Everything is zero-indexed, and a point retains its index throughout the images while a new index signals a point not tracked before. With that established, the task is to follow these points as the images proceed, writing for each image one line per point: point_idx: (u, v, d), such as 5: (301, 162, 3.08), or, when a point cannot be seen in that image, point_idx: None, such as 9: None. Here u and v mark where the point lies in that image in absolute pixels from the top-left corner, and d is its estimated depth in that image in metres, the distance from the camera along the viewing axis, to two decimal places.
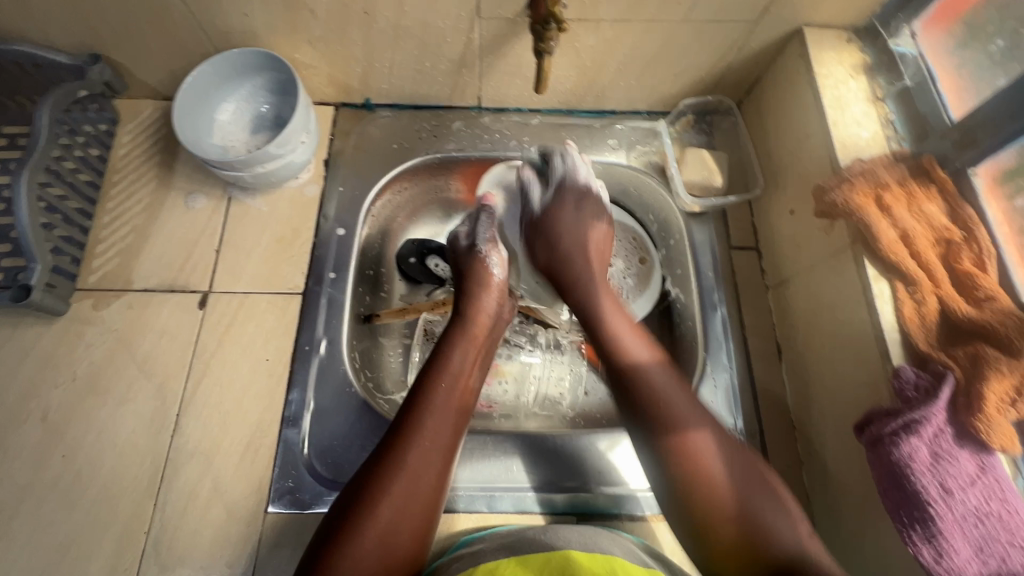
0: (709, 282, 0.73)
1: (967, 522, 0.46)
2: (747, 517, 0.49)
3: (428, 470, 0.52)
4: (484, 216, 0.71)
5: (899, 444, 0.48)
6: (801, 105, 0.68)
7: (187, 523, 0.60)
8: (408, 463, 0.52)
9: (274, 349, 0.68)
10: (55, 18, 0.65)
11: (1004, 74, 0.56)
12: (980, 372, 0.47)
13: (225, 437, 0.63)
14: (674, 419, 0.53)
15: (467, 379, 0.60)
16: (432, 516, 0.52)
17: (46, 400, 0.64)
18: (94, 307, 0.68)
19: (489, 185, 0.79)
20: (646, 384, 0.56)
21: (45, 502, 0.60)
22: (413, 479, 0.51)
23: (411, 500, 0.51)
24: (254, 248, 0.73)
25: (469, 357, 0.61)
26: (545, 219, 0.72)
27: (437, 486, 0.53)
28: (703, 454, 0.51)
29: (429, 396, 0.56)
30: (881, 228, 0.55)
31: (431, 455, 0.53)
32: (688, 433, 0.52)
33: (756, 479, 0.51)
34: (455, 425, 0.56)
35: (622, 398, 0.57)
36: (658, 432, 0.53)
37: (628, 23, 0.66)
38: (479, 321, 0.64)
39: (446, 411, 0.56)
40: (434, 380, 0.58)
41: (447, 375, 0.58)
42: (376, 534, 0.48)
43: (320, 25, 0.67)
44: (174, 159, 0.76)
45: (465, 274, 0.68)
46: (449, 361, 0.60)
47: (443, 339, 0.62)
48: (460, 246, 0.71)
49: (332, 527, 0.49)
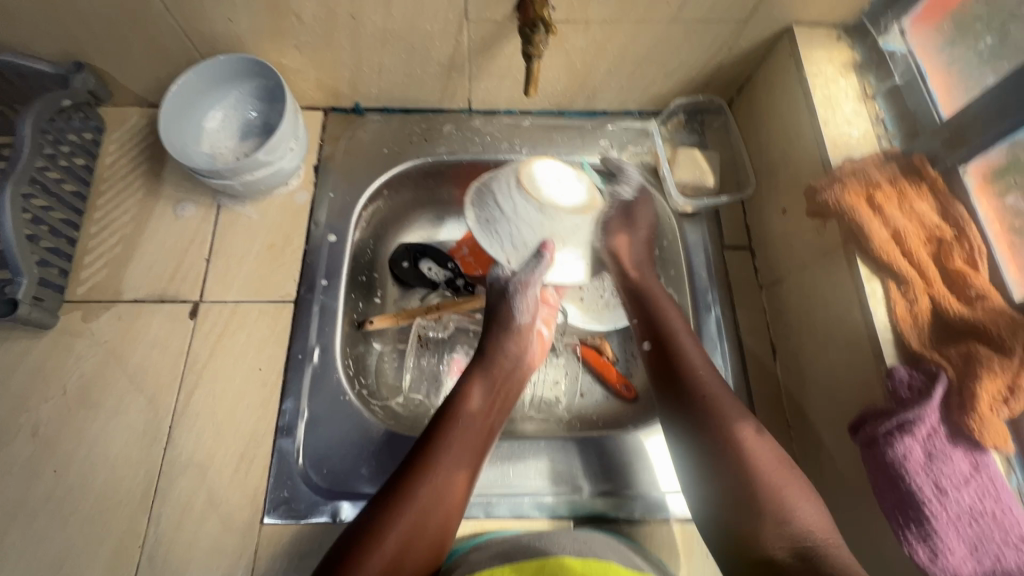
0: (703, 282, 0.73)
1: (961, 521, 0.46)
2: (750, 476, 0.54)
3: (440, 505, 0.54)
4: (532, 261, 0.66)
5: (893, 445, 0.48)
6: (792, 104, 0.68)
7: (182, 535, 0.59)
8: (420, 495, 0.53)
9: (267, 359, 0.67)
10: (37, 27, 0.64)
11: (993, 73, 0.55)
12: (973, 371, 0.47)
13: (219, 447, 0.63)
14: (724, 413, 0.58)
15: (488, 418, 0.61)
16: (439, 549, 0.53)
17: (36, 414, 0.63)
18: (83, 319, 0.68)
19: (472, 211, 0.67)
20: (699, 385, 0.60)
21: (38, 517, 0.60)
22: (422, 514, 0.53)
23: (419, 534, 0.52)
24: (245, 256, 0.72)
25: (490, 396, 0.62)
26: (528, 210, 0.63)
27: (447, 521, 0.54)
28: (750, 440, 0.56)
29: (447, 433, 0.58)
30: (872, 227, 0.55)
31: (442, 493, 0.54)
32: (714, 405, 0.58)
33: (767, 453, 0.56)
34: (472, 464, 0.57)
35: (659, 372, 0.63)
36: (685, 400, 0.60)
37: (618, 23, 0.65)
38: (498, 362, 0.65)
39: (463, 450, 0.57)
40: (453, 416, 0.59)
41: (467, 412, 0.60)
42: (381, 559, 0.50)
43: (307, 30, 0.66)
44: (162, 166, 0.76)
45: (493, 313, 0.68)
46: (468, 400, 0.61)
47: (464, 375, 0.64)
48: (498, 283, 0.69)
49: (342, 544, 0.51)
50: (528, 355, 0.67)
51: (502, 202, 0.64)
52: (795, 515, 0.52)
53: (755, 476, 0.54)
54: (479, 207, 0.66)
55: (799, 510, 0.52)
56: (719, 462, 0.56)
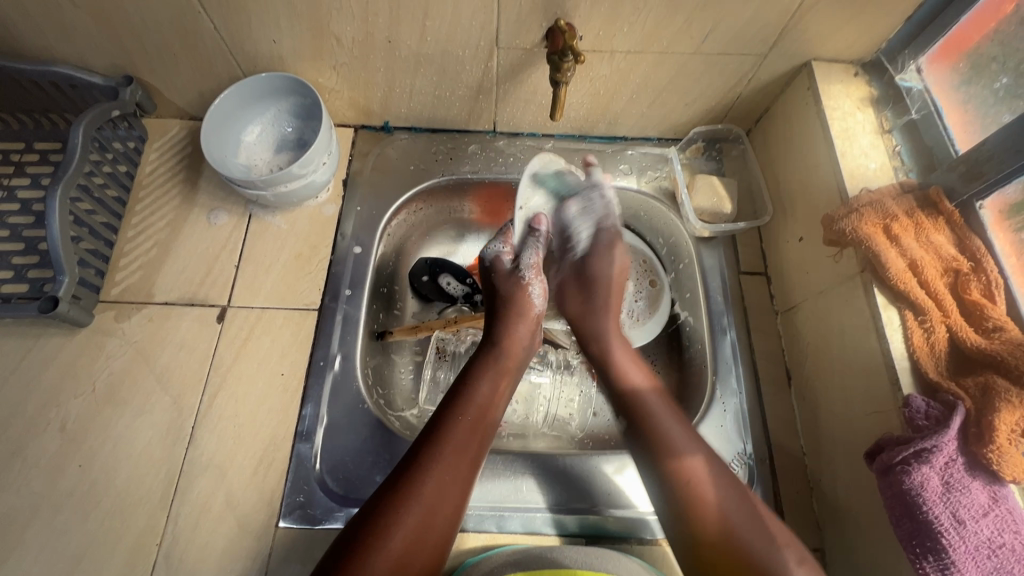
0: (719, 306, 0.74)
1: (979, 553, 0.46)
2: (727, 525, 0.53)
3: (444, 504, 0.52)
4: (535, 239, 0.69)
5: (910, 473, 0.48)
6: (809, 136, 0.70)
7: (199, 535, 0.60)
8: (425, 494, 0.52)
9: (290, 364, 0.69)
10: (95, 43, 0.69)
11: (1009, 111, 0.57)
12: (991, 403, 0.47)
13: (239, 449, 0.64)
14: (673, 449, 0.57)
15: (492, 412, 0.60)
16: (444, 547, 0.52)
17: (66, 409, 0.65)
18: (116, 319, 0.70)
19: (529, 176, 0.70)
20: (645, 409, 0.60)
21: (60, 511, 0.61)
22: (429, 513, 0.51)
23: (425, 534, 0.51)
24: (273, 264, 0.75)
25: (497, 388, 0.61)
26: (556, 215, 0.73)
27: (451, 520, 0.53)
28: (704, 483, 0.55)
29: (453, 427, 0.56)
30: (889, 257, 0.56)
31: (448, 489, 0.53)
32: (684, 460, 0.56)
33: (749, 509, 0.54)
34: (473, 460, 0.56)
35: (633, 438, 0.60)
36: (665, 478, 0.56)
37: (641, 54, 0.68)
38: (510, 353, 0.64)
39: (467, 445, 0.56)
40: (457, 411, 0.58)
41: (472, 407, 0.58)
42: (386, 563, 0.48)
43: (345, 52, 0.70)
44: (198, 176, 0.79)
45: (504, 299, 0.67)
46: (476, 391, 0.60)
47: (470, 367, 0.63)
48: (503, 266, 0.69)
49: (344, 546, 0.49)
50: (533, 345, 0.67)
51: (551, 190, 0.73)
52: None
53: (752, 543, 0.52)
54: (535, 183, 0.71)
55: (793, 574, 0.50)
56: (713, 524, 0.53)
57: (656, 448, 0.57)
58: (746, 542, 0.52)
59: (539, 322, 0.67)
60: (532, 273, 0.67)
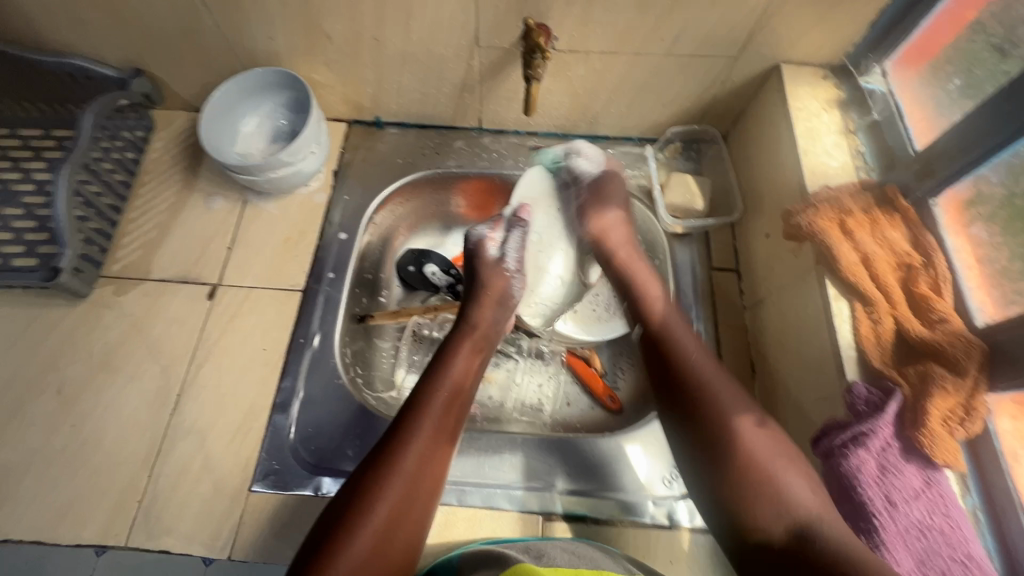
0: (689, 299, 0.76)
1: (910, 534, 0.47)
2: (744, 452, 0.52)
3: (427, 474, 0.55)
4: (517, 231, 0.76)
5: (847, 456, 0.50)
6: (777, 136, 0.72)
7: (177, 495, 0.64)
8: (408, 467, 0.54)
9: (272, 341, 0.73)
10: (108, 37, 0.75)
11: (960, 111, 0.59)
12: (927, 389, 0.49)
13: (220, 418, 0.68)
14: (696, 377, 0.57)
15: (466, 386, 0.64)
16: (426, 520, 0.54)
17: (64, 374, 0.70)
18: (114, 293, 0.75)
19: (528, 178, 0.80)
20: (670, 338, 0.62)
21: (52, 466, 0.65)
22: (412, 484, 0.54)
23: (410, 502, 0.53)
24: (262, 247, 0.79)
25: (470, 364, 0.65)
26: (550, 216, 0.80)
27: (433, 489, 0.56)
28: (731, 407, 0.55)
29: (430, 398, 0.59)
30: (841, 250, 0.58)
31: (429, 460, 0.56)
32: (705, 392, 0.56)
33: (768, 435, 0.53)
34: (446, 432, 0.59)
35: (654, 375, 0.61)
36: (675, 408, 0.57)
37: (615, 54, 0.72)
38: (483, 333, 0.69)
39: (445, 415, 0.59)
40: (433, 387, 0.61)
41: (448, 381, 0.62)
42: (369, 537, 0.50)
43: (336, 49, 0.75)
44: (199, 163, 0.84)
45: (482, 286, 0.71)
46: (452, 367, 0.63)
47: (446, 345, 0.66)
48: (488, 255, 0.74)
49: (325, 526, 0.51)
50: (503, 326, 0.72)
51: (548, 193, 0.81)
52: (793, 495, 0.49)
53: (751, 451, 0.52)
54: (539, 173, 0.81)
55: (791, 484, 0.50)
56: (717, 434, 0.54)
57: (679, 376, 0.58)
58: (758, 462, 0.51)
59: (513, 306, 0.73)
60: (511, 264, 0.74)
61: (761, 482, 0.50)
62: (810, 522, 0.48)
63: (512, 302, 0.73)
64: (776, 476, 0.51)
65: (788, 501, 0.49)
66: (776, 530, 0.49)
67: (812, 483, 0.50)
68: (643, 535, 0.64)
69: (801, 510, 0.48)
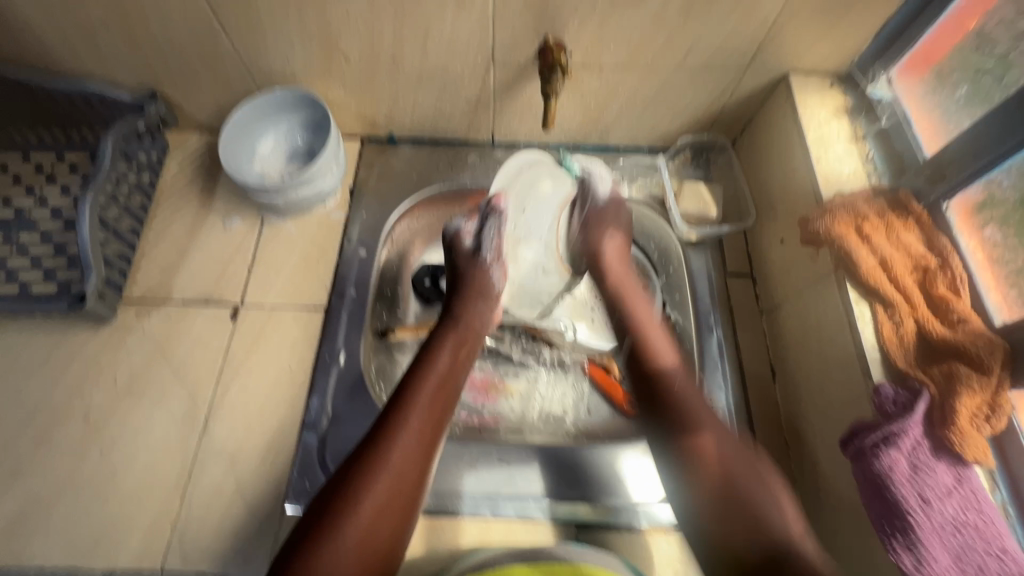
0: (706, 305, 0.78)
1: (945, 531, 0.48)
2: (730, 483, 0.57)
3: (412, 467, 0.56)
4: (492, 222, 0.74)
5: (879, 456, 0.51)
6: (788, 143, 0.74)
7: (211, 518, 0.64)
8: (392, 460, 0.55)
9: (298, 360, 0.73)
10: (124, 62, 0.75)
11: (969, 117, 0.61)
12: (954, 388, 0.51)
13: (250, 438, 0.68)
14: (693, 417, 0.61)
15: (453, 379, 0.65)
16: (413, 511, 0.56)
17: (89, 400, 0.69)
18: (136, 317, 0.75)
19: (510, 166, 0.75)
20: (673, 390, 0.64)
21: (82, 494, 0.65)
22: (396, 478, 0.55)
23: (394, 496, 0.54)
24: (283, 266, 0.79)
25: (456, 357, 0.66)
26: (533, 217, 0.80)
27: (419, 482, 0.56)
28: (715, 441, 0.59)
29: (416, 393, 0.60)
30: (860, 255, 0.60)
31: (415, 453, 0.57)
32: (700, 433, 0.60)
33: (750, 464, 0.58)
34: (432, 424, 0.60)
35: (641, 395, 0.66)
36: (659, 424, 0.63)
37: (628, 68, 0.73)
38: (470, 328, 0.70)
39: (431, 408, 0.60)
40: (418, 381, 0.62)
41: (433, 375, 0.63)
42: (357, 530, 0.52)
43: (353, 69, 0.76)
44: (215, 184, 0.84)
45: (467, 282, 0.73)
46: (436, 361, 0.64)
47: (433, 338, 0.68)
48: (465, 247, 0.75)
49: (314, 517, 0.52)
50: (490, 319, 0.73)
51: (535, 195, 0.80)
52: (776, 527, 0.54)
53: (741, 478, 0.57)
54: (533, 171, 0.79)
55: (789, 530, 0.53)
56: (708, 467, 0.58)
57: (683, 417, 0.61)
58: (742, 488, 0.56)
59: (497, 300, 0.74)
60: (491, 255, 0.75)
61: (746, 512, 0.55)
62: (782, 544, 0.52)
63: (496, 296, 0.74)
64: (761, 500, 0.55)
65: (770, 529, 0.54)
66: (753, 553, 0.53)
67: (790, 505, 0.56)
68: (675, 540, 0.65)
69: (779, 532, 0.53)
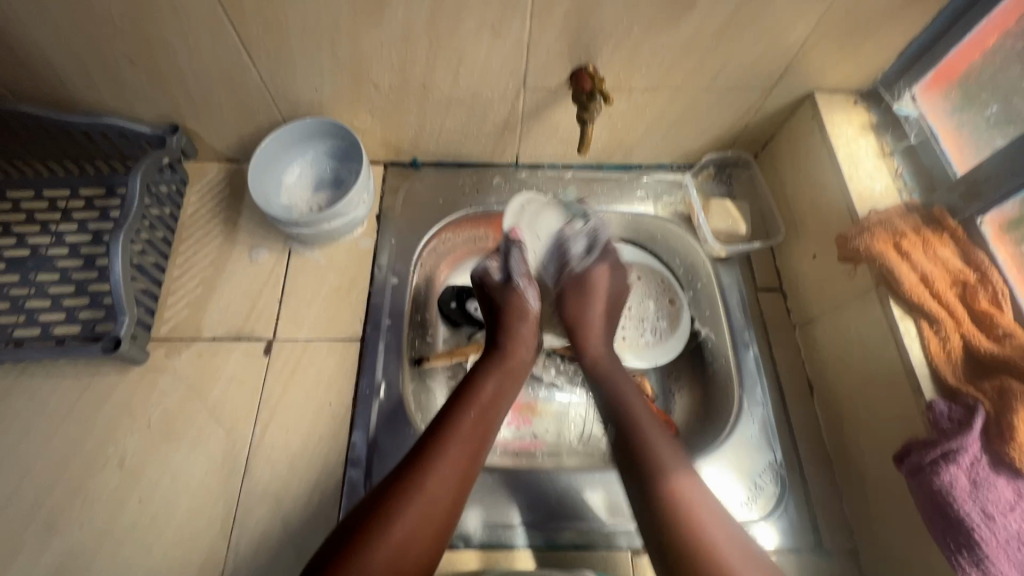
0: (739, 321, 0.78)
1: (1011, 546, 0.49)
2: (695, 541, 0.52)
3: (446, 493, 0.55)
4: (516, 251, 0.77)
5: (938, 473, 0.52)
6: (817, 160, 0.75)
7: (259, 563, 0.62)
8: (428, 483, 0.54)
9: (337, 394, 0.72)
10: (146, 96, 0.73)
11: (1001, 136, 0.63)
12: (1008, 404, 0.51)
13: (293, 478, 0.67)
14: (664, 461, 0.58)
15: (498, 408, 0.63)
16: (443, 541, 0.54)
17: (124, 445, 0.67)
18: (166, 356, 0.73)
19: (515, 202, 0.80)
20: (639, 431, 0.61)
21: (123, 545, 0.63)
22: (429, 502, 0.53)
23: (426, 522, 0.53)
24: (314, 298, 0.78)
25: (501, 386, 0.65)
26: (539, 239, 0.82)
27: (451, 511, 0.55)
28: (690, 490, 0.55)
29: (460, 421, 0.59)
30: (902, 272, 0.61)
31: (450, 479, 0.55)
32: (671, 475, 0.56)
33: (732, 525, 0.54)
34: (473, 453, 0.58)
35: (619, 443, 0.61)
36: (640, 476, 0.57)
37: (657, 90, 0.74)
38: (514, 356, 0.69)
39: (473, 435, 0.59)
40: (461, 406, 0.61)
41: (476, 402, 0.62)
42: (386, 550, 0.50)
43: (381, 97, 0.75)
44: (238, 215, 0.83)
45: (504, 306, 0.73)
46: (481, 387, 0.64)
47: (480, 367, 0.67)
48: (493, 279, 0.76)
49: (346, 533, 0.51)
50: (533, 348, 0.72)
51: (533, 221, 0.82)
52: None
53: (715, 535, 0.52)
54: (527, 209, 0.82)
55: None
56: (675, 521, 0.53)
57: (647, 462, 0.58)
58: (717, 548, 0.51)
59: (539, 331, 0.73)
60: (528, 287, 0.76)
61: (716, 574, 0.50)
62: None
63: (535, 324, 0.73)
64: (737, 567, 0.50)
65: None
66: None
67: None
68: None
69: None
